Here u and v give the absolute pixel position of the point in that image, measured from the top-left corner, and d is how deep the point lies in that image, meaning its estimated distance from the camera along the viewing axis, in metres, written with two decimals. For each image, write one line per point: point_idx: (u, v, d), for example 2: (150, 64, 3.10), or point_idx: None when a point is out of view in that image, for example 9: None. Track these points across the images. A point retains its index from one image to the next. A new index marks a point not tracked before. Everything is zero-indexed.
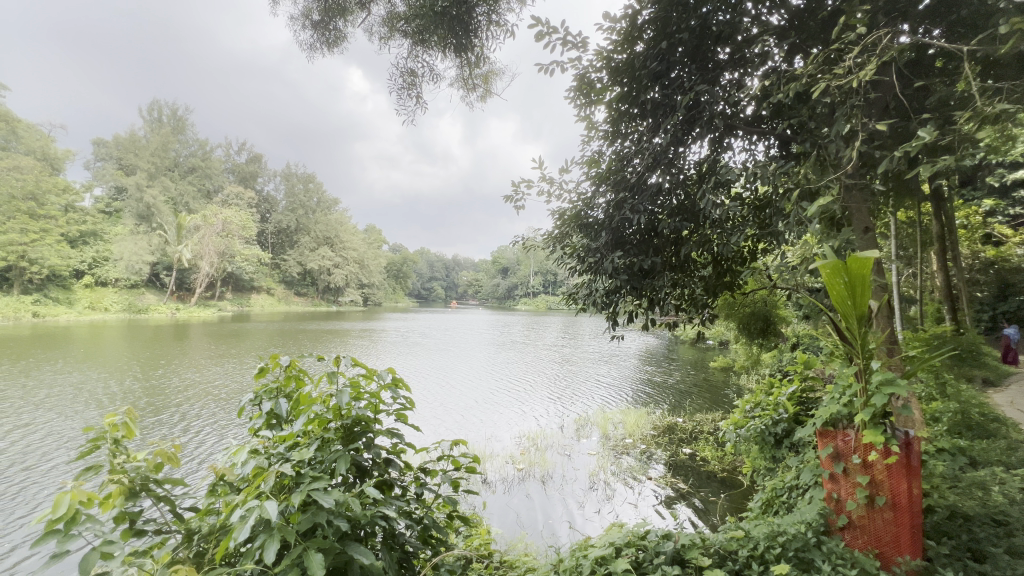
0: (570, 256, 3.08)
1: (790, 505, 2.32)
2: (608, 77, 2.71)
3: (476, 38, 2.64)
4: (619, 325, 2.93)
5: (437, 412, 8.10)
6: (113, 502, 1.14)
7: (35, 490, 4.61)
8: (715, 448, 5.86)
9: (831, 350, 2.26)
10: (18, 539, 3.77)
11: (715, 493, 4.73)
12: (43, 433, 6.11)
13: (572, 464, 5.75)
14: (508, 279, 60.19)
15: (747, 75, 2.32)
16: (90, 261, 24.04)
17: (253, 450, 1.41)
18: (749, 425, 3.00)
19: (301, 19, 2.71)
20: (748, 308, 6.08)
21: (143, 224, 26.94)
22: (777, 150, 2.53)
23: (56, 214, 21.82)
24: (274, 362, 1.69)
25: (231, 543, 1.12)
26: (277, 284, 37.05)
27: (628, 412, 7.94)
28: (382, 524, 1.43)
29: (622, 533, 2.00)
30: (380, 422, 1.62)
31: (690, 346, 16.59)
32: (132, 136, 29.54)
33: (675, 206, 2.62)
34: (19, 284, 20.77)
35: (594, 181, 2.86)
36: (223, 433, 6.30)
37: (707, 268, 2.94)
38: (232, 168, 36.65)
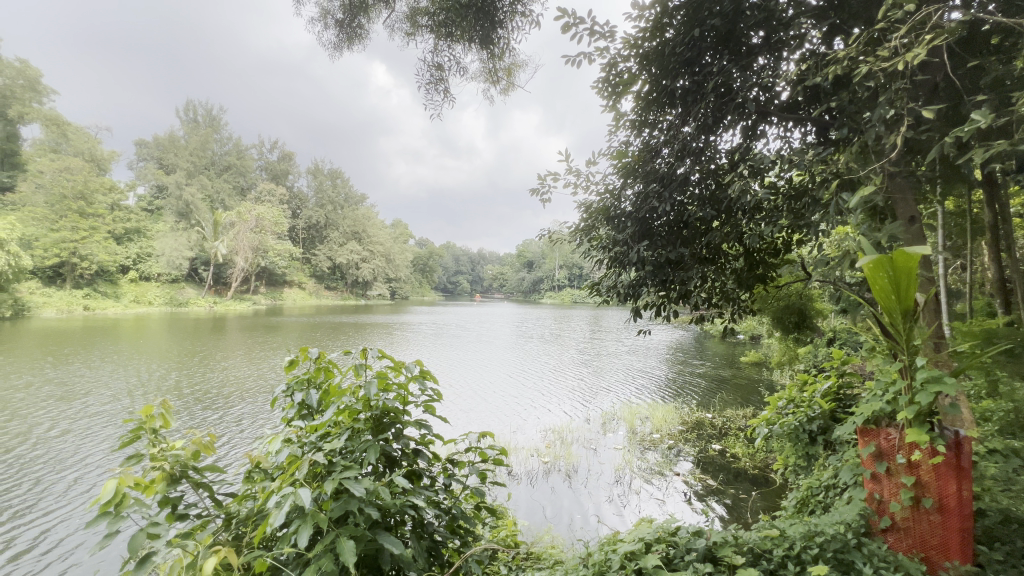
0: (596, 249, 3.07)
1: (826, 505, 2.28)
2: (638, 65, 2.66)
3: (499, 29, 2.62)
4: (643, 318, 2.88)
5: (464, 404, 8.19)
6: (156, 487, 1.20)
7: (80, 470, 4.96)
8: (746, 445, 5.72)
9: (873, 345, 2.17)
10: (69, 519, 4.02)
11: (746, 490, 4.62)
12: (88, 419, 6.51)
13: (598, 459, 5.72)
14: (533, 274, 60.38)
15: (783, 59, 2.22)
16: (134, 257, 25.18)
17: (286, 438, 1.45)
18: (782, 422, 2.90)
19: (323, 19, 2.74)
20: (784, 301, 5.86)
21: (182, 221, 28.27)
22: (813, 138, 2.43)
23: (103, 212, 22.99)
24: (306, 353, 1.72)
25: (266, 527, 1.16)
26: (308, 279, 38.12)
27: (655, 407, 7.85)
28: (411, 513, 1.46)
29: (652, 528, 1.97)
30: (408, 414, 1.65)
31: (720, 340, 16.21)
32: (171, 136, 30.93)
33: (705, 195, 2.55)
34: (70, 280, 22.05)
35: (621, 174, 2.82)
36: (257, 422, 6.56)
37: (739, 260, 2.82)
38: (265, 166, 37.83)
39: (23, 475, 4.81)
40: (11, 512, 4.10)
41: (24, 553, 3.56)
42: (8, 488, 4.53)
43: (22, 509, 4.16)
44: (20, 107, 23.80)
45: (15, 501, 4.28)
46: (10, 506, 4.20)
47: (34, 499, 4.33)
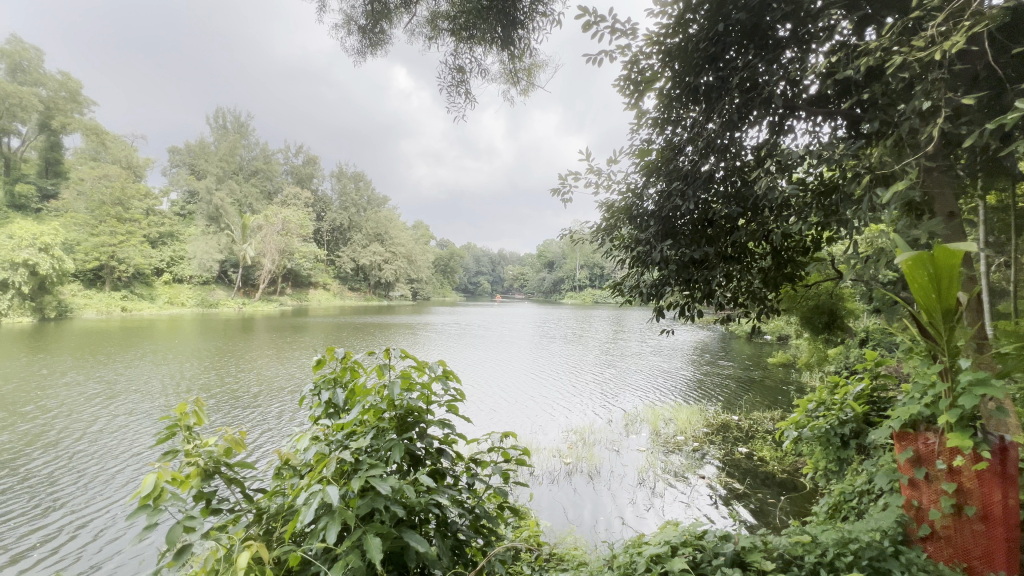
0: (618, 248, 3.03)
1: (860, 512, 2.21)
2: (660, 62, 2.62)
3: (520, 30, 2.62)
4: (666, 318, 2.84)
5: (486, 404, 8.22)
6: (191, 482, 1.24)
7: (122, 465, 5.17)
8: (774, 448, 5.58)
9: (910, 346, 2.08)
10: (110, 513, 4.18)
11: (775, 494, 4.51)
12: (128, 417, 6.77)
13: (621, 461, 5.66)
14: (553, 274, 60.23)
15: (812, 51, 2.16)
16: (167, 260, 26.16)
17: (314, 436, 1.47)
18: (812, 425, 2.82)
19: (346, 26, 2.79)
20: (813, 300, 5.69)
21: (212, 225, 29.20)
22: (843, 133, 2.36)
23: (139, 217, 23.93)
24: (332, 353, 1.75)
25: (296, 523, 1.18)
26: (332, 280, 38.92)
27: (679, 409, 7.73)
28: (435, 511, 1.47)
29: (678, 531, 1.94)
30: (431, 413, 1.67)
31: (746, 341, 15.84)
32: (202, 143, 32.03)
33: (730, 192, 2.49)
34: (109, 282, 23.05)
35: (643, 172, 2.78)
36: (285, 421, 6.71)
37: (765, 259, 2.75)
38: (290, 170, 38.77)
39: (70, 468, 5.03)
40: (59, 504, 4.30)
41: (72, 544, 3.72)
42: (57, 481, 4.75)
43: (68, 502, 4.35)
44: (63, 118, 24.99)
45: (63, 494, 4.48)
46: (58, 499, 4.39)
47: (80, 492, 4.53)
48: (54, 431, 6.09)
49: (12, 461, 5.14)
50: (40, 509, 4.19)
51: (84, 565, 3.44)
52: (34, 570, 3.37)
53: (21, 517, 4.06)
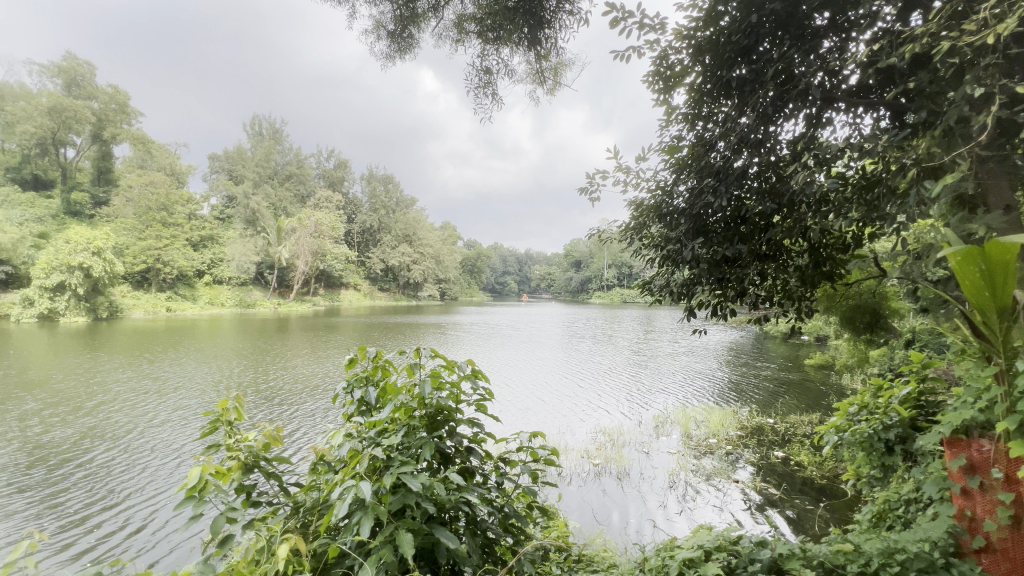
0: (647, 247, 2.99)
1: (906, 522, 2.11)
2: (691, 57, 2.57)
3: (546, 29, 2.60)
4: (698, 318, 2.78)
5: (514, 404, 8.24)
6: (232, 475, 1.29)
7: (170, 458, 5.42)
8: (813, 453, 5.38)
9: (962, 348, 1.97)
10: (159, 503, 4.40)
11: (814, 501, 4.35)
12: (177, 412, 7.10)
13: (651, 463, 5.57)
14: (581, 273, 59.78)
15: (852, 40, 2.07)
16: (208, 262, 27.35)
17: (347, 433, 1.51)
18: (854, 429, 2.71)
19: (375, 31, 2.85)
20: (854, 299, 5.45)
21: (250, 228, 30.33)
22: (886, 124, 2.24)
23: (182, 222, 25.08)
24: (364, 352, 1.79)
25: (331, 517, 1.22)
26: (363, 281, 39.83)
27: (711, 410, 7.55)
28: (465, 509, 1.49)
29: (711, 535, 1.90)
30: (460, 412, 1.68)
31: (782, 342, 15.32)
32: (240, 149, 33.33)
33: (764, 188, 2.42)
34: (155, 283, 24.27)
35: (673, 169, 2.73)
36: (320, 417, 6.90)
37: (803, 256, 2.66)
38: (323, 174, 39.87)
39: (127, 460, 5.32)
40: (118, 494, 4.54)
41: (130, 532, 3.93)
42: (115, 471, 5.02)
43: (125, 491, 4.59)
44: (113, 129, 26.45)
45: (121, 484, 4.74)
46: (116, 488, 4.65)
47: (136, 483, 4.78)
48: (112, 424, 6.44)
49: (75, 452, 5.47)
50: (100, 498, 4.45)
51: (140, 552, 3.62)
52: (96, 556, 3.57)
53: (84, 505, 4.30)
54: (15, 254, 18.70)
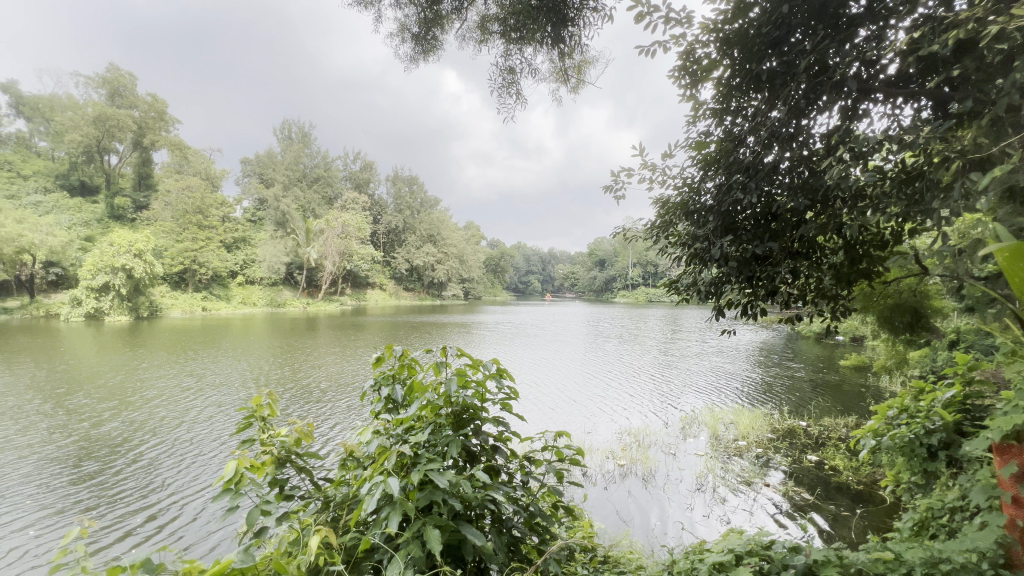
0: (674, 245, 2.94)
1: (951, 531, 2.03)
2: (719, 50, 2.51)
3: (570, 27, 2.58)
4: (727, 318, 2.72)
5: (538, 403, 8.23)
6: (266, 469, 1.34)
7: (209, 452, 5.64)
8: (849, 458, 5.19)
9: (1012, 349, 1.86)
10: (199, 495, 4.59)
11: (850, 507, 4.19)
12: (214, 407, 7.38)
13: (677, 465, 5.48)
14: (605, 272, 59.24)
15: (889, 28, 1.98)
16: (241, 263, 28.28)
17: (375, 430, 1.54)
18: (893, 434, 2.59)
19: (400, 34, 2.88)
20: (893, 298, 5.22)
21: (280, 230, 31.21)
22: (928, 115, 2.14)
23: (216, 225, 26.01)
24: (391, 351, 1.82)
25: (359, 511, 1.24)
26: (388, 281, 40.49)
27: (740, 412, 7.37)
28: (490, 507, 1.49)
29: (742, 539, 1.85)
30: (486, 411, 1.69)
31: (816, 342, 14.81)
32: (270, 154, 34.34)
33: (796, 184, 2.34)
34: (192, 284, 25.27)
35: (700, 165, 2.68)
36: (348, 414, 7.06)
37: (837, 254, 2.56)
38: (349, 176, 40.70)
39: (170, 453, 5.56)
40: (162, 486, 4.75)
41: (173, 523, 4.10)
42: (160, 464, 5.26)
43: (169, 483, 4.80)
44: (152, 136, 27.63)
45: (166, 476, 4.96)
46: (161, 480, 4.87)
47: (180, 476, 4.99)
48: (155, 419, 6.75)
49: (124, 445, 5.76)
50: (147, 489, 4.67)
51: (183, 542, 3.77)
52: (144, 544, 3.74)
53: (132, 495, 4.52)
54: (65, 256, 19.79)
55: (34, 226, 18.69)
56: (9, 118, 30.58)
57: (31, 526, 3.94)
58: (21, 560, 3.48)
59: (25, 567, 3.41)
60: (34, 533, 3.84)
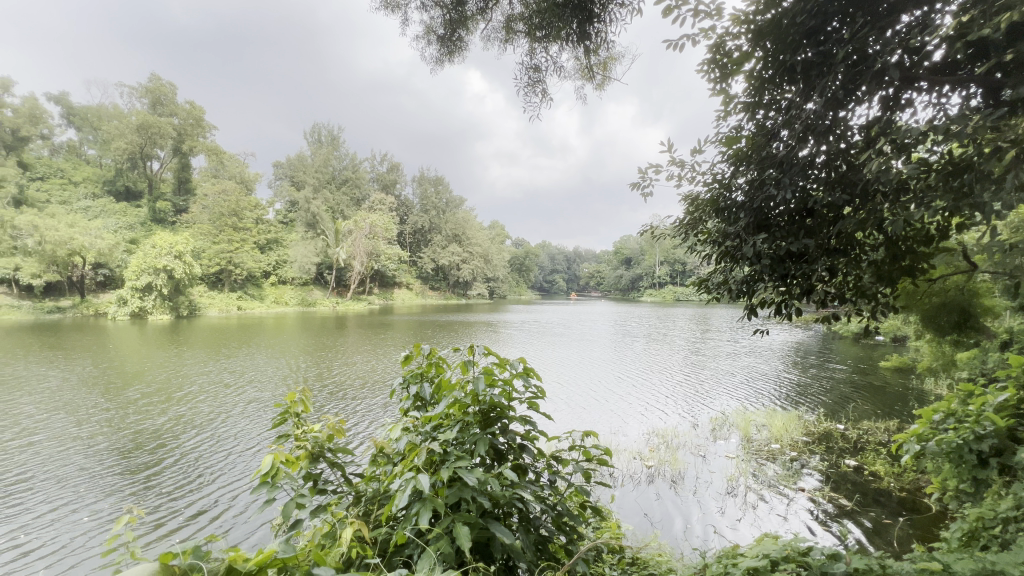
0: (703, 243, 2.88)
1: (1004, 543, 1.91)
2: (750, 42, 2.44)
3: (596, 24, 2.55)
4: (759, 317, 2.64)
5: (565, 403, 8.20)
6: (301, 463, 1.38)
7: (248, 446, 5.86)
8: (890, 464, 4.97)
9: None
10: (239, 487, 4.77)
11: (892, 514, 4.02)
12: (252, 403, 7.66)
13: (707, 467, 5.37)
14: (631, 271, 58.46)
15: (935, 13, 1.88)
16: (274, 263, 29.19)
17: (405, 427, 1.56)
18: (940, 439, 2.47)
19: (426, 36, 2.92)
20: (939, 297, 4.97)
21: (310, 231, 32.05)
22: (978, 103, 2.02)
23: (251, 227, 26.92)
24: (419, 349, 1.84)
25: (391, 506, 1.27)
26: (415, 280, 41.06)
27: (773, 414, 7.16)
28: (519, 506, 1.49)
29: (777, 545, 1.80)
30: (513, 409, 1.70)
31: (854, 343, 14.24)
32: (301, 157, 35.30)
33: (834, 178, 2.26)
34: (228, 284, 26.23)
35: (731, 161, 2.61)
36: (378, 411, 7.20)
37: (878, 251, 2.46)
38: (377, 178, 41.44)
39: (211, 446, 5.80)
40: (204, 477, 4.96)
41: (215, 513, 4.27)
42: (203, 457, 5.49)
43: (211, 476, 5.01)
44: (190, 141, 28.78)
45: (209, 469, 5.16)
46: (204, 473, 5.07)
47: (221, 468, 5.18)
48: (197, 413, 7.06)
49: (169, 438, 6.04)
50: (191, 480, 4.88)
51: (224, 533, 3.92)
52: (190, 534, 3.91)
53: (177, 486, 4.74)
54: (112, 258, 20.85)
55: (84, 229, 19.73)
56: (62, 128, 32.45)
57: (86, 513, 4.17)
58: (77, 546, 3.70)
59: (81, 552, 3.62)
60: (88, 520, 4.07)
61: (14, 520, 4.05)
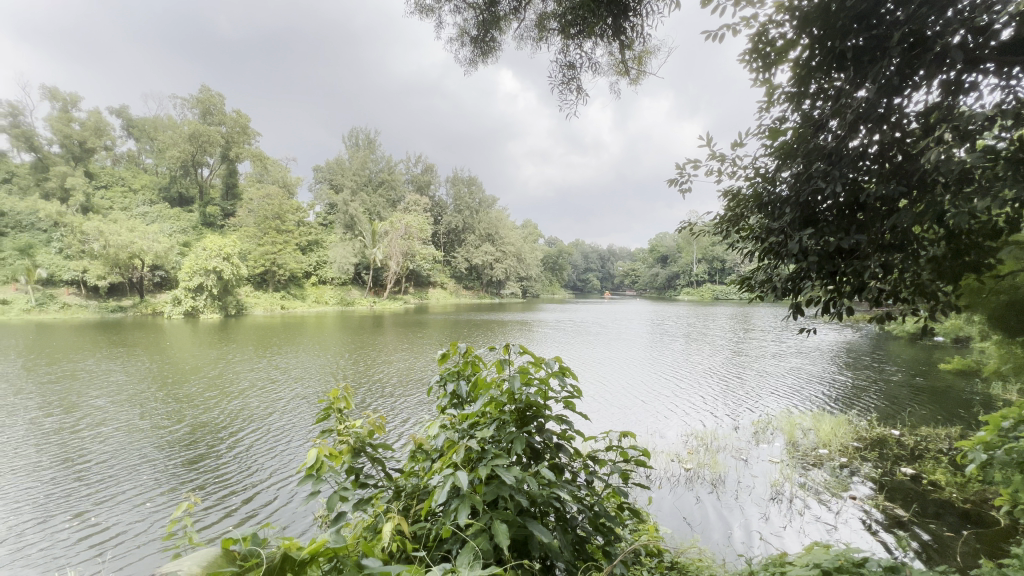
0: (745, 240, 2.79)
1: None
2: (795, 29, 2.34)
3: (632, 18, 2.51)
4: (806, 316, 2.53)
5: (601, 402, 8.11)
6: (344, 457, 1.43)
7: (293, 440, 6.09)
8: (953, 474, 4.65)
9: None
10: (286, 480, 4.97)
11: (955, 527, 3.76)
12: (297, 399, 7.97)
13: (750, 471, 5.19)
14: (668, 269, 57.12)
15: None
16: (314, 264, 30.24)
17: (443, 424, 1.59)
18: (1010, 448, 2.29)
19: (460, 38, 2.95)
20: (1007, 295, 4.61)
21: (349, 232, 33.00)
22: None
23: (293, 229, 27.99)
24: (455, 348, 1.87)
25: (430, 501, 1.29)
26: (449, 279, 41.61)
27: (821, 418, 6.84)
28: (556, 505, 1.49)
29: (829, 555, 1.71)
30: (549, 409, 1.69)
31: (910, 343, 13.40)
32: (339, 161, 36.40)
33: (887, 169, 2.13)
34: (272, 284, 27.39)
35: (775, 154, 2.52)
36: (416, 409, 7.33)
37: (938, 246, 2.30)
38: (412, 179, 42.22)
39: (260, 440, 6.08)
40: (253, 469, 5.20)
41: (264, 504, 4.46)
42: (255, 449, 5.76)
43: (260, 468, 5.24)
44: (237, 148, 30.21)
45: (260, 461, 5.42)
46: (256, 464, 5.33)
47: (271, 461, 5.43)
48: (247, 408, 7.41)
49: (222, 431, 6.36)
50: (242, 472, 5.13)
51: (273, 524, 4.09)
52: (243, 523, 4.11)
53: (229, 477, 4.98)
54: (167, 260, 22.17)
55: (143, 233, 21.02)
56: (123, 139, 34.75)
57: (149, 501, 4.45)
58: (141, 531, 3.95)
59: (144, 538, 3.86)
60: (150, 507, 4.34)
61: (85, 504, 4.37)
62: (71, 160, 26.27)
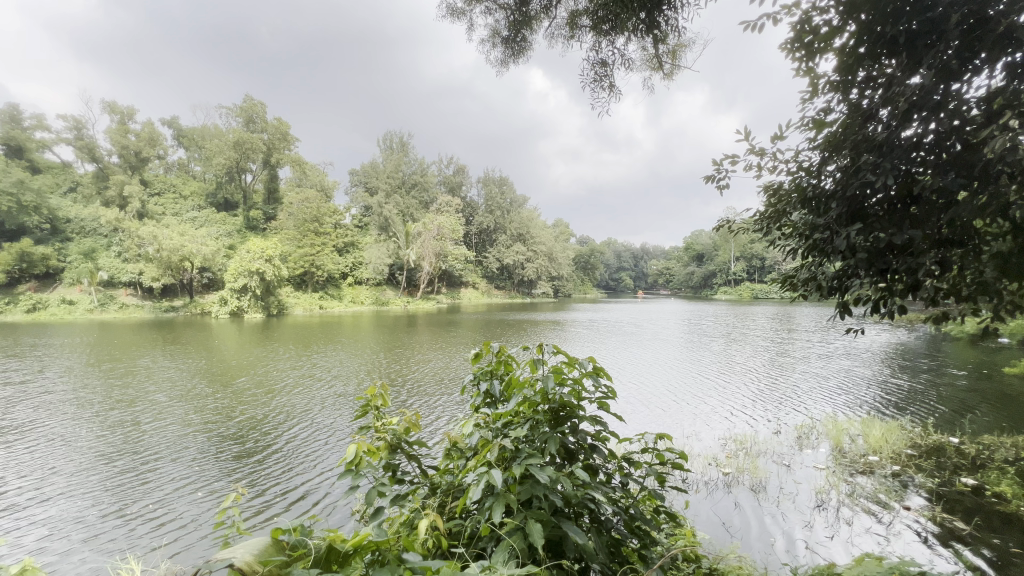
0: (787, 236, 2.69)
1: None
2: (842, 15, 2.23)
3: (666, 11, 2.46)
4: (853, 316, 2.42)
5: (636, 404, 7.96)
6: (381, 453, 1.46)
7: (333, 436, 6.28)
8: (1021, 485, 4.31)
9: None
10: (326, 474, 5.13)
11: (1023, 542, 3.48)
12: (336, 397, 8.20)
13: (793, 477, 4.99)
14: (704, 268, 55.59)
15: None
16: (351, 265, 31.11)
17: (477, 423, 1.61)
18: None
19: (491, 39, 2.97)
20: None
21: (383, 234, 33.76)
22: None
23: (330, 231, 28.88)
24: (489, 347, 1.88)
25: (465, 498, 1.31)
26: (481, 279, 41.93)
27: (870, 423, 6.49)
28: (591, 506, 1.48)
29: (881, 567, 1.62)
30: (583, 409, 1.68)
31: (972, 345, 12.51)
32: (374, 164, 37.28)
33: (944, 159, 2.01)
34: (311, 285, 28.36)
35: (819, 146, 2.41)
36: (450, 408, 7.40)
37: (1001, 241, 2.15)
38: (444, 181, 42.77)
39: (303, 436, 6.30)
40: (296, 464, 5.40)
41: (307, 497, 4.63)
42: (298, 444, 5.99)
43: (303, 462, 5.43)
44: (278, 155, 31.43)
45: (303, 456, 5.62)
46: (299, 459, 5.53)
47: (313, 456, 5.62)
48: (290, 405, 7.69)
49: (268, 427, 6.64)
50: (286, 466, 5.33)
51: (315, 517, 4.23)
52: (287, 515, 4.27)
53: (274, 470, 5.20)
54: (214, 262, 23.29)
55: (192, 237, 22.17)
56: (174, 148, 36.74)
57: (202, 491, 4.70)
58: (194, 519, 4.18)
59: (197, 526, 4.08)
60: (203, 497, 4.58)
61: (145, 492, 4.67)
62: (128, 170, 28.07)
